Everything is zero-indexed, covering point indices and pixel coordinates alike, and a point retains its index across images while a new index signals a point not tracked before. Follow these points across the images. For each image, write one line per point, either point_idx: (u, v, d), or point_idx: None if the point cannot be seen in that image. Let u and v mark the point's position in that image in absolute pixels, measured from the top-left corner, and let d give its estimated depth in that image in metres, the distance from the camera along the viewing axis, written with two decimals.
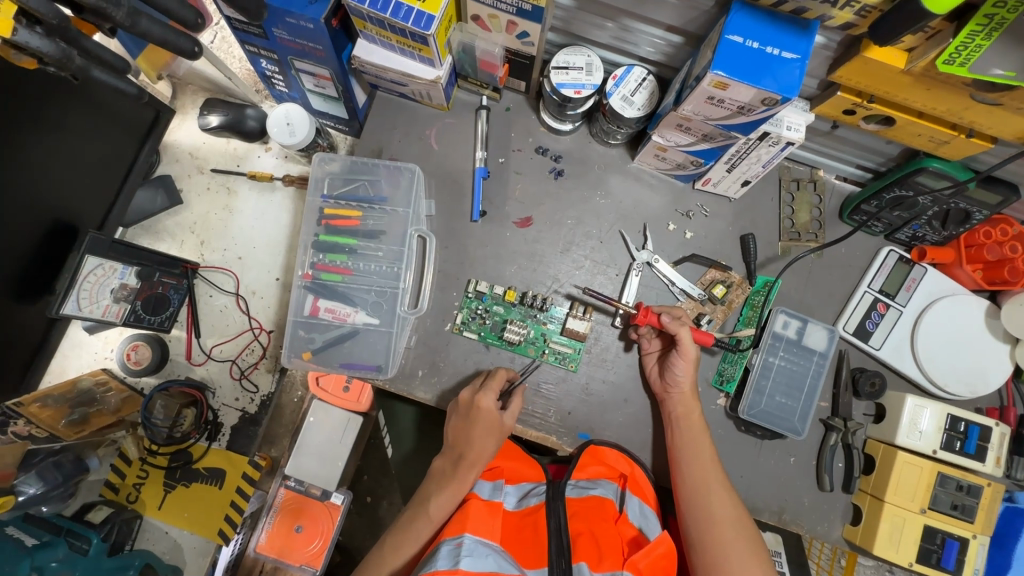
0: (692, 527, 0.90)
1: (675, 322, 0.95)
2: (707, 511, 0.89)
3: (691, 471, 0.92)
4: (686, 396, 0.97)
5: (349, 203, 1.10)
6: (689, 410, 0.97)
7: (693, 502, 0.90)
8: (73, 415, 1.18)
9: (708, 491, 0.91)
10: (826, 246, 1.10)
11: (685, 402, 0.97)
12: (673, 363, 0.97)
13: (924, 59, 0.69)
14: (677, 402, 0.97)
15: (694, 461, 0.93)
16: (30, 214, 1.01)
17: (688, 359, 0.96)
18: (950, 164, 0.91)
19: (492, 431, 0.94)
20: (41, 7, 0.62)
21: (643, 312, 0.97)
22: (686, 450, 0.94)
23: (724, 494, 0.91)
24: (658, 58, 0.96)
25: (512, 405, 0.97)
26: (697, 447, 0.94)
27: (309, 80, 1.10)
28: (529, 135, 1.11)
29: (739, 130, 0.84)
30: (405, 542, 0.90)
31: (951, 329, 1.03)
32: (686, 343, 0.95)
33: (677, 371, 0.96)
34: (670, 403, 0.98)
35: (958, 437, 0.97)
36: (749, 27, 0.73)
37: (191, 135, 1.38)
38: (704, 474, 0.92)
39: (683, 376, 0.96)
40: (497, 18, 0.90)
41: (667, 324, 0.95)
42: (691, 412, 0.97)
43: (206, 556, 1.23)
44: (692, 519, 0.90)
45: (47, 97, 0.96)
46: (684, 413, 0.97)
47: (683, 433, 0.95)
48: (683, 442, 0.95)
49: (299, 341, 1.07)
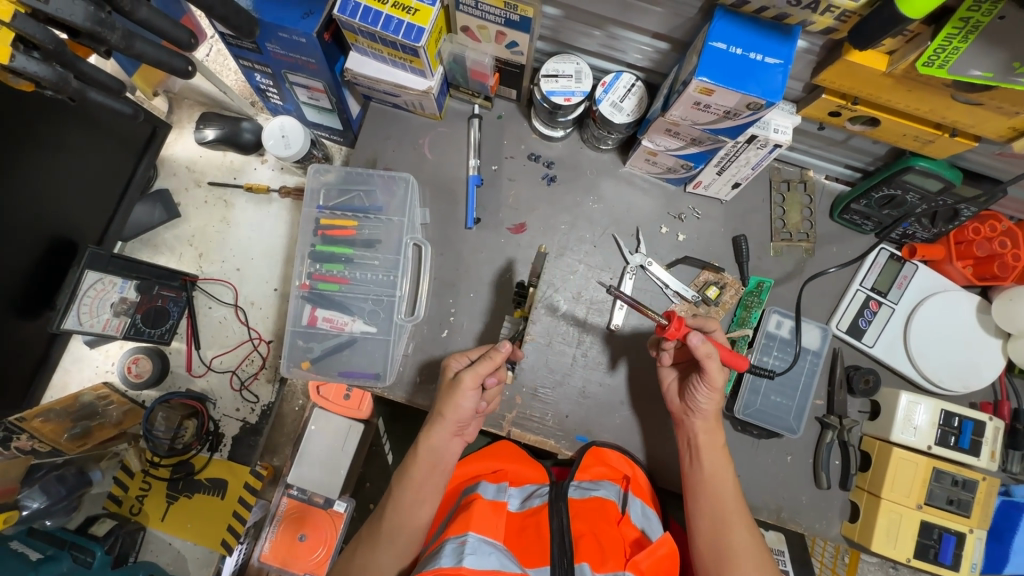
0: (708, 555, 0.89)
1: (708, 355, 0.89)
2: (725, 545, 0.88)
3: (711, 504, 0.92)
4: (709, 424, 0.95)
5: (344, 214, 1.10)
6: (713, 437, 0.95)
7: (710, 530, 0.90)
8: (75, 429, 1.18)
9: (729, 526, 0.90)
10: (833, 264, 1.10)
11: (709, 429, 0.95)
12: (695, 389, 0.94)
13: (904, 61, 0.70)
14: (699, 429, 0.95)
15: (720, 497, 0.92)
16: (30, 231, 1.02)
17: (713, 388, 0.92)
18: (937, 163, 0.92)
19: (448, 389, 0.94)
20: (39, 34, 0.64)
21: (676, 326, 0.87)
22: (709, 483, 0.93)
23: (746, 533, 0.89)
24: (646, 64, 0.97)
25: (479, 365, 0.91)
26: (722, 483, 0.93)
27: (303, 93, 1.12)
28: (521, 142, 1.13)
29: (726, 134, 0.86)
30: (421, 505, 0.93)
31: (943, 325, 1.04)
32: (715, 376, 0.91)
33: (700, 399, 0.94)
34: (691, 428, 0.96)
35: (952, 432, 0.98)
36: (732, 34, 0.75)
37: (188, 149, 1.40)
38: (721, 507, 0.91)
39: (707, 404, 0.94)
40: (487, 28, 0.91)
41: (698, 355, 0.89)
42: (714, 440, 0.95)
43: (209, 566, 1.25)
44: (707, 549, 0.90)
45: (46, 117, 0.98)
46: (708, 439, 0.95)
47: (710, 466, 0.93)
48: (709, 476, 0.93)
49: (297, 351, 1.07)
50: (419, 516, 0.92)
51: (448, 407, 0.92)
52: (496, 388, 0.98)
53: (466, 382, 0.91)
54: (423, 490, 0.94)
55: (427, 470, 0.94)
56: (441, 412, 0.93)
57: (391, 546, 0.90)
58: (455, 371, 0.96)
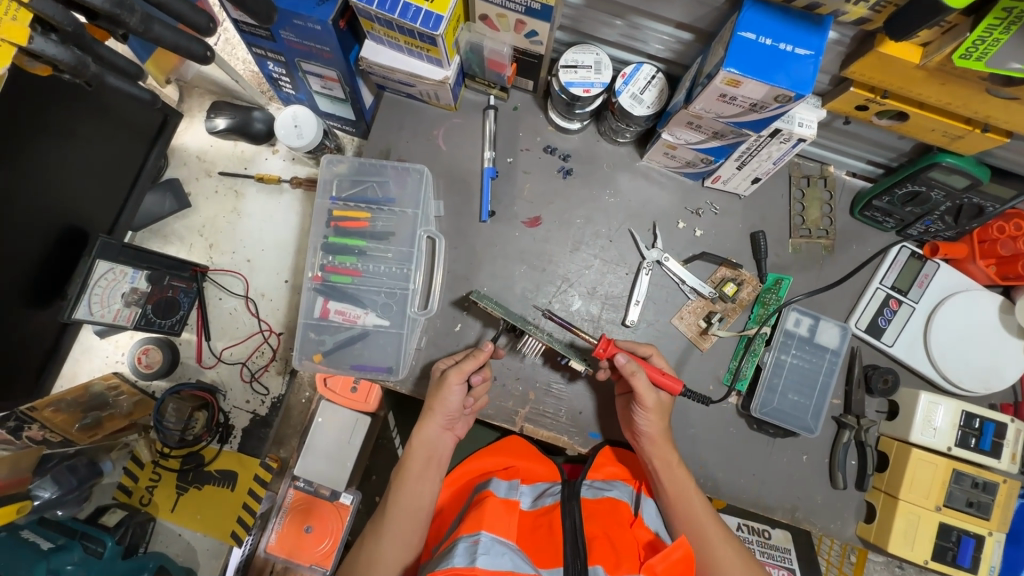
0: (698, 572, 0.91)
1: (631, 369, 0.90)
2: (710, 560, 0.91)
3: (685, 528, 0.92)
4: (657, 443, 0.94)
5: (357, 205, 1.08)
6: (666, 458, 0.94)
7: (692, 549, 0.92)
8: (86, 419, 1.20)
9: (711, 544, 0.91)
10: (841, 263, 1.09)
11: (659, 449, 0.94)
12: (634, 412, 0.94)
13: (940, 53, 0.68)
14: (650, 450, 0.95)
15: (692, 519, 0.92)
16: (42, 219, 1.01)
17: (650, 409, 0.92)
18: (964, 159, 0.90)
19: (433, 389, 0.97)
20: (57, 15, 0.63)
21: (603, 344, 0.93)
22: (675, 504, 0.93)
23: (728, 548, 0.92)
24: (668, 55, 0.95)
25: (464, 362, 0.95)
26: (688, 504, 0.92)
27: (316, 83, 1.10)
28: (537, 134, 1.11)
29: (751, 128, 0.84)
30: (425, 493, 0.96)
31: (965, 325, 1.02)
32: (644, 395, 0.91)
33: (640, 421, 0.94)
34: (644, 452, 0.96)
35: (972, 433, 0.97)
36: (762, 23, 0.73)
37: (198, 138, 1.38)
38: (700, 530, 0.92)
39: (649, 427, 0.94)
40: (506, 17, 0.89)
41: (623, 369, 0.91)
42: (669, 460, 0.94)
43: (219, 558, 1.25)
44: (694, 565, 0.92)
45: (60, 101, 0.96)
46: (662, 462, 0.94)
47: (669, 487, 0.94)
48: (673, 497, 0.93)
49: (309, 343, 1.06)
50: (425, 502, 0.95)
51: (434, 400, 0.95)
52: (483, 386, 0.98)
53: (451, 379, 0.94)
54: (422, 478, 0.97)
55: (423, 461, 0.97)
56: (431, 405, 0.96)
57: (401, 539, 0.91)
58: (442, 369, 0.99)
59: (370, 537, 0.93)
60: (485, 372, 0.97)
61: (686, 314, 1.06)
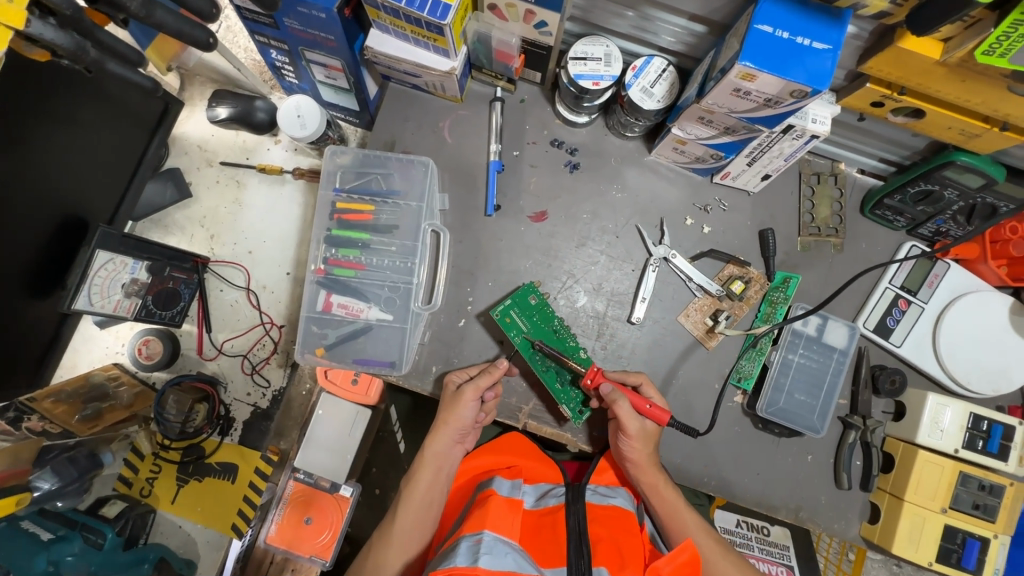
0: None
1: (614, 395, 0.90)
2: None
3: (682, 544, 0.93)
4: (642, 468, 0.93)
5: (362, 198, 1.07)
6: (654, 481, 0.93)
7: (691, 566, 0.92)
8: (87, 410, 1.18)
9: (710, 560, 0.91)
10: (851, 261, 1.08)
11: (645, 473, 0.93)
12: (618, 438, 0.92)
13: (961, 49, 0.66)
14: (637, 474, 0.94)
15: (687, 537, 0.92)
16: (41, 208, 1.00)
17: (633, 435, 0.90)
18: (981, 158, 0.88)
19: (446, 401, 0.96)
20: None
21: (591, 373, 0.93)
22: (668, 523, 0.93)
23: (728, 564, 0.91)
24: (680, 48, 0.93)
25: (479, 379, 0.94)
26: (681, 524, 0.93)
27: (320, 71, 1.08)
28: (544, 127, 1.09)
29: (763, 124, 0.82)
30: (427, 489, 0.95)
31: (974, 326, 1.01)
32: (627, 420, 0.89)
33: (624, 447, 0.92)
34: (631, 475, 0.95)
35: (980, 436, 0.96)
36: (779, 16, 0.71)
37: (200, 127, 1.37)
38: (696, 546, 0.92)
39: (633, 453, 0.92)
40: (515, 6, 0.87)
41: (607, 396, 0.90)
42: (656, 483, 0.94)
43: (219, 550, 1.23)
44: None
45: (60, 87, 0.95)
46: (649, 484, 0.94)
47: (661, 507, 0.93)
48: (667, 516, 0.93)
49: (312, 337, 1.05)
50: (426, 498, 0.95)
51: (448, 414, 0.95)
52: (494, 400, 0.99)
53: (466, 396, 0.94)
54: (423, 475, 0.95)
55: (433, 473, 0.96)
56: (443, 419, 0.96)
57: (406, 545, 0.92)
58: (455, 385, 0.97)
59: (379, 540, 0.93)
60: (498, 389, 0.97)
61: (692, 313, 1.04)
